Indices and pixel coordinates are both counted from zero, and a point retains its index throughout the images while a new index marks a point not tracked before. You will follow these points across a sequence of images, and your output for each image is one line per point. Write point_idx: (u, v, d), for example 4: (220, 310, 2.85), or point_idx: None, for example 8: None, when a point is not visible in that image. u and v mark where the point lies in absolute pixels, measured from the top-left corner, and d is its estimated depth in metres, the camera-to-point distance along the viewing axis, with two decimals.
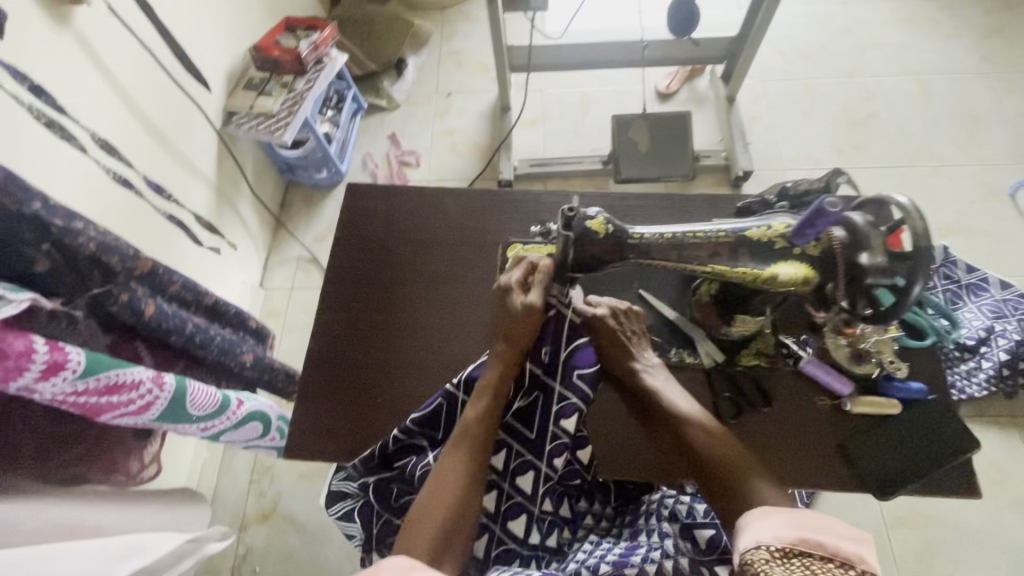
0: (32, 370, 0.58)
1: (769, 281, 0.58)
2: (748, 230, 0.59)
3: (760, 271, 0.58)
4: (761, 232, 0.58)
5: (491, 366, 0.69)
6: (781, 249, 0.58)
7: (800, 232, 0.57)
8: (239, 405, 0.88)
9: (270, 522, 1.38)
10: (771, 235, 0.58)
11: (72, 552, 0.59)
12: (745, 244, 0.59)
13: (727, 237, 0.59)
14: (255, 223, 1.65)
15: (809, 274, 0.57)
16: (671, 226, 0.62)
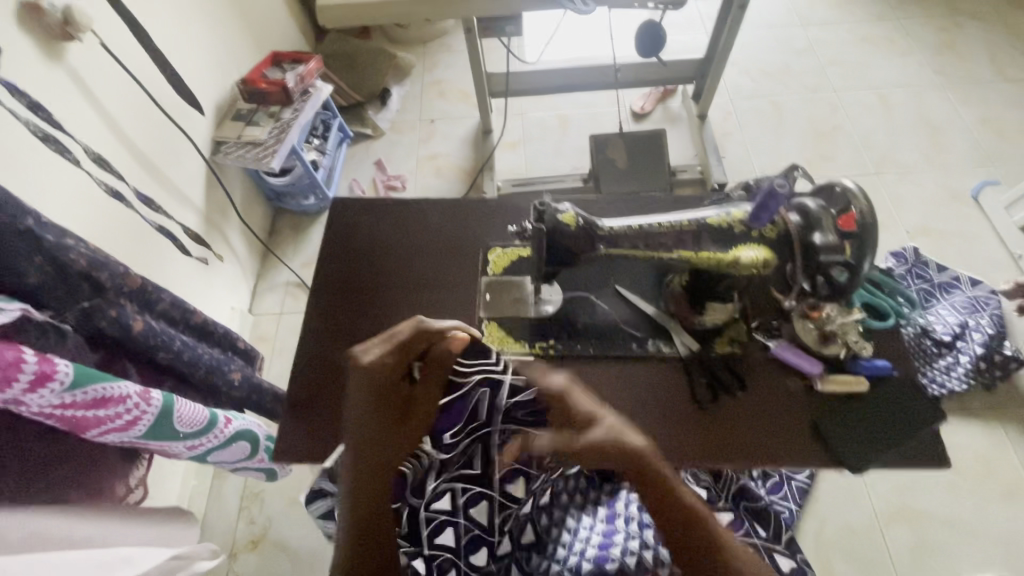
0: (20, 381, 0.57)
1: (733, 264, 0.62)
2: (707, 217, 0.62)
3: (723, 255, 0.61)
4: (721, 218, 0.62)
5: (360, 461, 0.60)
6: (740, 233, 0.61)
7: (758, 213, 0.60)
8: (227, 423, 0.86)
9: (259, 549, 1.35)
10: (730, 220, 0.62)
11: (60, 562, 0.58)
12: (707, 229, 0.62)
13: (690, 224, 0.63)
14: (244, 250, 1.68)
15: (769, 256, 0.61)
16: (639, 218, 0.66)
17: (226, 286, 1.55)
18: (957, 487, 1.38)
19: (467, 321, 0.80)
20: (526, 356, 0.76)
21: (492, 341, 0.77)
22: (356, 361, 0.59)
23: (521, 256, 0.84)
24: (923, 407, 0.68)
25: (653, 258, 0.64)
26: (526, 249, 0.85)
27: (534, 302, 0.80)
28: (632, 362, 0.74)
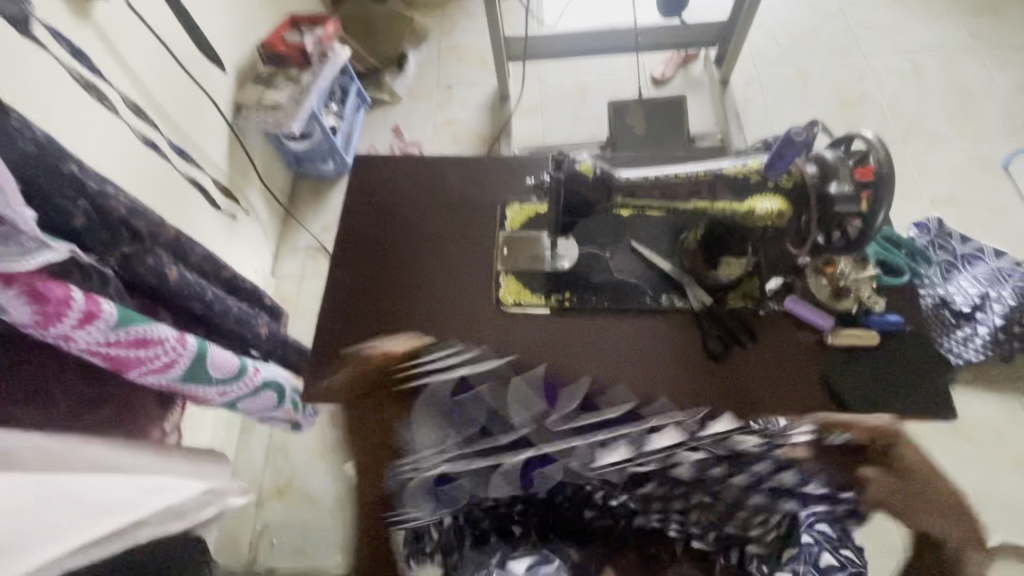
0: (69, 317, 0.60)
1: (748, 216, 0.64)
2: (723, 168, 0.64)
3: (738, 206, 0.63)
4: (737, 168, 0.63)
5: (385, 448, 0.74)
6: (756, 184, 0.63)
7: (774, 159, 0.61)
8: (256, 372, 0.86)
9: (286, 496, 1.46)
10: (747, 170, 0.63)
11: (114, 482, 0.63)
12: (723, 179, 0.64)
13: (706, 175, 0.64)
14: (266, 214, 1.71)
15: (784, 209, 0.63)
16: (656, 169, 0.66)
17: (250, 247, 1.59)
18: (966, 456, 1.39)
19: (485, 277, 0.82)
20: (541, 309, 0.78)
21: (508, 292, 0.80)
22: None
23: (538, 212, 0.86)
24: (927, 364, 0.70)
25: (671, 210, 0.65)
26: (542, 205, 0.87)
27: (550, 257, 0.81)
28: (645, 315, 0.76)
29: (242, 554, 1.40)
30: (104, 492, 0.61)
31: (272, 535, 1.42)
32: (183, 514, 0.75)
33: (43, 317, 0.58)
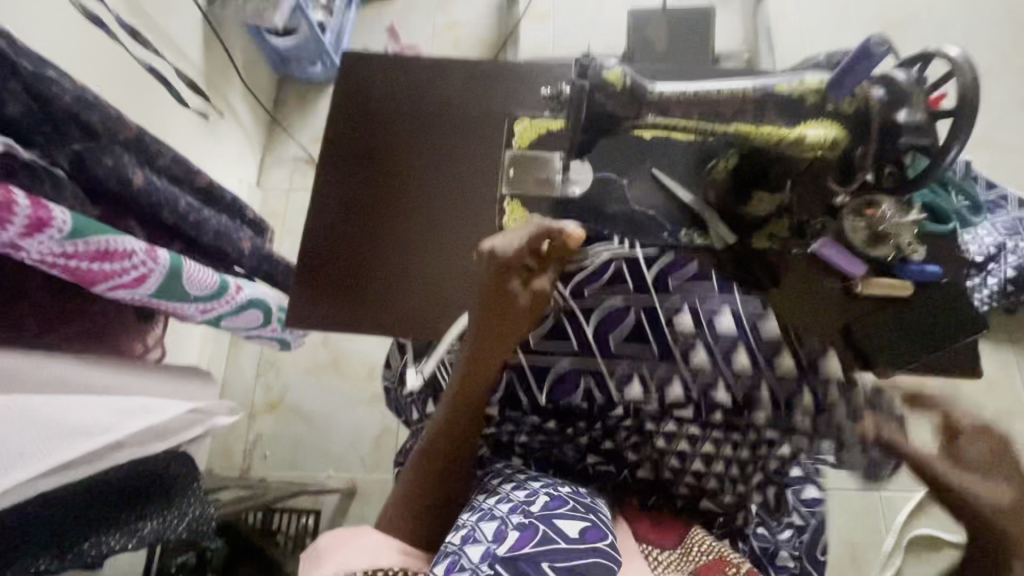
0: (14, 224, 0.52)
1: (797, 142, 0.58)
2: (778, 85, 0.58)
3: (789, 131, 0.58)
4: (793, 86, 0.58)
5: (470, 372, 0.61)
6: (815, 105, 0.58)
7: (837, 82, 0.56)
8: (237, 291, 0.81)
9: (278, 411, 1.47)
10: (803, 89, 0.58)
11: (84, 404, 0.60)
12: (773, 99, 0.58)
13: (752, 93, 0.59)
14: (249, 119, 1.57)
15: (839, 136, 0.58)
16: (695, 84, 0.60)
17: (231, 155, 1.48)
18: None
19: (487, 201, 0.75)
20: None
21: (512, 220, 0.73)
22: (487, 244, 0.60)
23: (551, 130, 0.76)
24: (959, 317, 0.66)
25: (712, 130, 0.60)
26: (558, 122, 0.77)
27: (560, 181, 0.74)
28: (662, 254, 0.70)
29: (235, 466, 1.43)
30: (71, 415, 0.58)
31: (265, 448, 1.44)
32: (170, 434, 0.72)
33: None
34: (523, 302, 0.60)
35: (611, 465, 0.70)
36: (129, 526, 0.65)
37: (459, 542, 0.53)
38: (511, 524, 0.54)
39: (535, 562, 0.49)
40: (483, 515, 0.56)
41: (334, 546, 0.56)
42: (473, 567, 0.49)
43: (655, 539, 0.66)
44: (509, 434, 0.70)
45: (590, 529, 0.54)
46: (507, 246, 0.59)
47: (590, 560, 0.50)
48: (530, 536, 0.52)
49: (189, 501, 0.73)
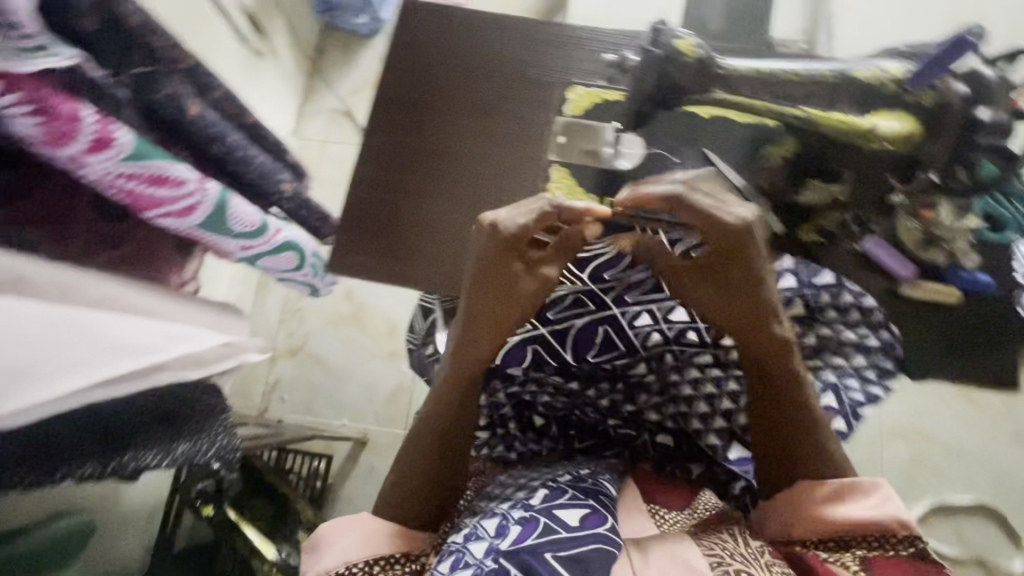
0: (81, 139, 0.53)
1: (868, 133, 0.60)
2: (854, 70, 0.60)
3: (860, 121, 0.59)
4: (872, 74, 0.59)
5: (466, 350, 0.63)
6: (892, 94, 0.59)
7: (918, 73, 0.58)
8: (276, 232, 0.80)
9: (297, 357, 1.51)
10: (883, 78, 0.59)
11: (131, 324, 0.62)
12: (850, 84, 0.60)
13: (830, 77, 0.60)
14: (292, 64, 1.56)
15: (913, 128, 0.60)
16: (767, 62, 0.63)
17: (271, 100, 1.47)
18: (975, 421, 1.36)
19: (533, 166, 0.75)
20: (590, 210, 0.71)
21: (559, 186, 0.73)
22: (491, 221, 0.60)
23: (607, 100, 0.76)
24: (992, 324, 0.67)
25: (778, 112, 0.62)
26: (614, 93, 0.77)
27: (609, 154, 0.73)
28: None
29: (254, 405, 1.48)
30: (118, 334, 0.60)
31: (283, 391, 1.49)
32: (205, 362, 0.74)
33: (52, 134, 0.52)
34: (523, 284, 0.63)
35: (631, 427, 0.71)
36: (164, 444, 0.68)
37: (464, 539, 0.53)
38: (514, 518, 0.54)
39: (539, 554, 0.49)
40: (485, 514, 0.56)
41: (337, 533, 0.61)
42: (477, 563, 0.50)
43: (665, 500, 0.67)
44: (532, 394, 0.69)
45: (591, 515, 0.54)
46: (512, 227, 0.60)
47: (589, 546, 0.50)
48: (532, 529, 0.52)
49: (218, 429, 0.76)
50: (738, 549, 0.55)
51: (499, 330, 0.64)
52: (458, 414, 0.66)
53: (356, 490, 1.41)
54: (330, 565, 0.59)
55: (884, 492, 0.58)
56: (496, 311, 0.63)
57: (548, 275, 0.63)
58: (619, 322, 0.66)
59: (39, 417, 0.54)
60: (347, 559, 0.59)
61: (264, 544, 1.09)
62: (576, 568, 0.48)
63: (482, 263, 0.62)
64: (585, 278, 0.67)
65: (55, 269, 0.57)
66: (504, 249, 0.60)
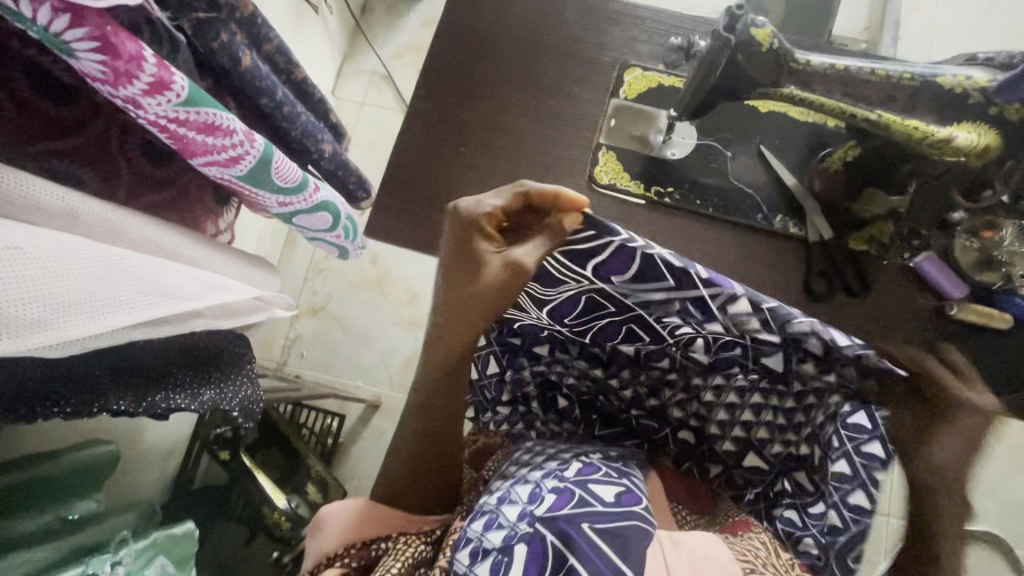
0: (139, 81, 0.53)
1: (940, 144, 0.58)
2: (939, 76, 0.57)
3: (936, 130, 0.57)
4: (957, 80, 0.57)
5: (438, 338, 0.60)
6: (973, 104, 0.57)
7: (1010, 85, 0.54)
8: (315, 190, 0.78)
9: (319, 316, 1.53)
10: (967, 85, 0.57)
11: (169, 267, 0.63)
12: (930, 90, 0.58)
13: (910, 80, 0.58)
14: (337, 22, 1.54)
15: (992, 143, 0.57)
16: (846, 60, 0.59)
17: (314, 57, 1.46)
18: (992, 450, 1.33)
19: (580, 146, 0.74)
20: (636, 199, 0.72)
21: (605, 171, 0.72)
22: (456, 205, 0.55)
23: (663, 85, 0.75)
24: None
25: (848, 113, 0.60)
26: (671, 79, 0.75)
27: (660, 142, 0.73)
28: (748, 234, 0.71)
29: (273, 358, 1.51)
30: (160, 276, 0.60)
31: (302, 348, 1.51)
32: (235, 313, 0.76)
33: (112, 72, 0.51)
34: (489, 272, 0.54)
35: (653, 419, 0.70)
36: (193, 390, 0.69)
37: (496, 501, 0.53)
38: (547, 487, 0.53)
39: (575, 522, 0.49)
40: (517, 480, 0.56)
41: (337, 513, 0.61)
42: (510, 526, 0.50)
43: (683, 501, 0.68)
44: (559, 374, 0.70)
45: (626, 493, 0.53)
46: (475, 206, 0.55)
47: (629, 523, 0.50)
48: (566, 500, 0.51)
49: (243, 380, 0.76)
50: (770, 558, 0.56)
51: (470, 319, 0.57)
52: (453, 406, 0.65)
53: (365, 451, 1.44)
54: (328, 547, 0.58)
55: None
56: (457, 303, 0.56)
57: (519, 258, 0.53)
58: (644, 323, 0.60)
59: (81, 350, 0.55)
60: (344, 539, 0.58)
61: (275, 493, 1.11)
62: (615, 542, 0.48)
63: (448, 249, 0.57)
64: (593, 282, 0.54)
65: (106, 209, 0.59)
66: (470, 231, 0.55)
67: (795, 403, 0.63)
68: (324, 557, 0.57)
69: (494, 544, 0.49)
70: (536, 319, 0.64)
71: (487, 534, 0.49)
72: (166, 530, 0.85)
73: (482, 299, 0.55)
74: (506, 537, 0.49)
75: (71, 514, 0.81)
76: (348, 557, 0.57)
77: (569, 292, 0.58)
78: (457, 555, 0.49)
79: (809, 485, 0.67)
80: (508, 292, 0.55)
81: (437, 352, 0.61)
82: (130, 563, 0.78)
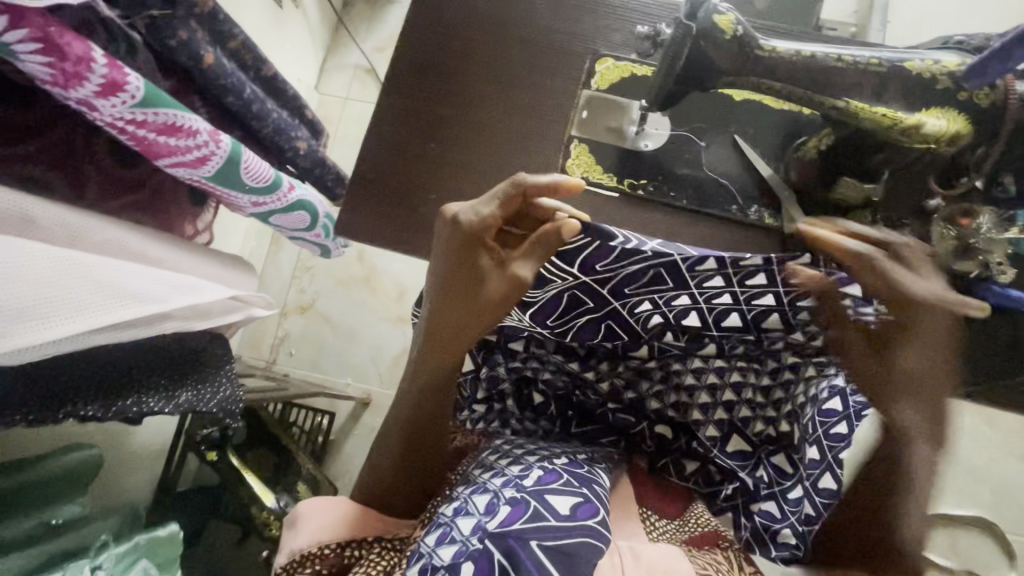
0: (90, 82, 0.51)
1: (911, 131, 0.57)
2: (907, 61, 0.56)
3: (906, 117, 0.56)
4: (925, 66, 0.56)
5: (432, 347, 0.62)
6: (944, 90, 0.56)
7: (976, 71, 0.52)
8: (289, 190, 0.77)
9: (307, 314, 1.52)
10: (935, 70, 0.56)
11: (134, 271, 0.62)
12: (900, 76, 0.57)
13: (879, 66, 0.57)
14: (318, 16, 1.52)
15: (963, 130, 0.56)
16: (811, 46, 0.59)
17: (294, 52, 1.44)
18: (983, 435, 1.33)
19: (554, 139, 0.73)
20: (610, 191, 0.71)
21: (578, 164, 0.71)
22: (456, 215, 0.58)
23: (637, 74, 0.73)
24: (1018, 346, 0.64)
25: (818, 101, 0.59)
26: (644, 69, 0.73)
27: (634, 133, 0.72)
28: (724, 225, 0.70)
29: (262, 356, 1.51)
30: (120, 280, 0.59)
31: (291, 346, 1.51)
32: (210, 314, 0.75)
33: (60, 74, 0.50)
34: (491, 280, 0.59)
35: (630, 413, 0.68)
36: (167, 391, 0.68)
37: (452, 513, 0.53)
38: (504, 497, 0.52)
39: (523, 538, 0.48)
40: (476, 489, 0.55)
41: (313, 515, 0.60)
42: (462, 540, 0.50)
43: (659, 507, 0.67)
44: (534, 371, 0.68)
45: (582, 505, 0.53)
46: (475, 217, 0.58)
47: (576, 539, 0.50)
48: (521, 512, 0.51)
49: (222, 379, 0.76)
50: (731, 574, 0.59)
51: (469, 328, 0.61)
52: (429, 417, 0.64)
53: (355, 449, 1.44)
54: (302, 544, 0.58)
55: None
56: (456, 314, 0.60)
57: (518, 274, 0.58)
58: (616, 315, 0.62)
59: (44, 356, 0.54)
60: (319, 539, 0.58)
61: (264, 493, 1.12)
62: (562, 561, 0.48)
63: (447, 253, 0.59)
64: (579, 274, 0.59)
65: (66, 214, 0.58)
66: (469, 241, 0.58)
67: (772, 381, 0.64)
68: (300, 553, 0.57)
69: (444, 561, 0.49)
70: (517, 320, 0.66)
71: (438, 550, 0.50)
72: (149, 533, 0.85)
73: (486, 308, 0.59)
74: (457, 553, 0.49)
75: (55, 519, 0.81)
76: (320, 560, 0.57)
77: (553, 290, 0.61)
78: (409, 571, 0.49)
79: (787, 470, 0.65)
80: (508, 301, 0.59)
81: (431, 361, 0.63)
82: (110, 568, 0.78)
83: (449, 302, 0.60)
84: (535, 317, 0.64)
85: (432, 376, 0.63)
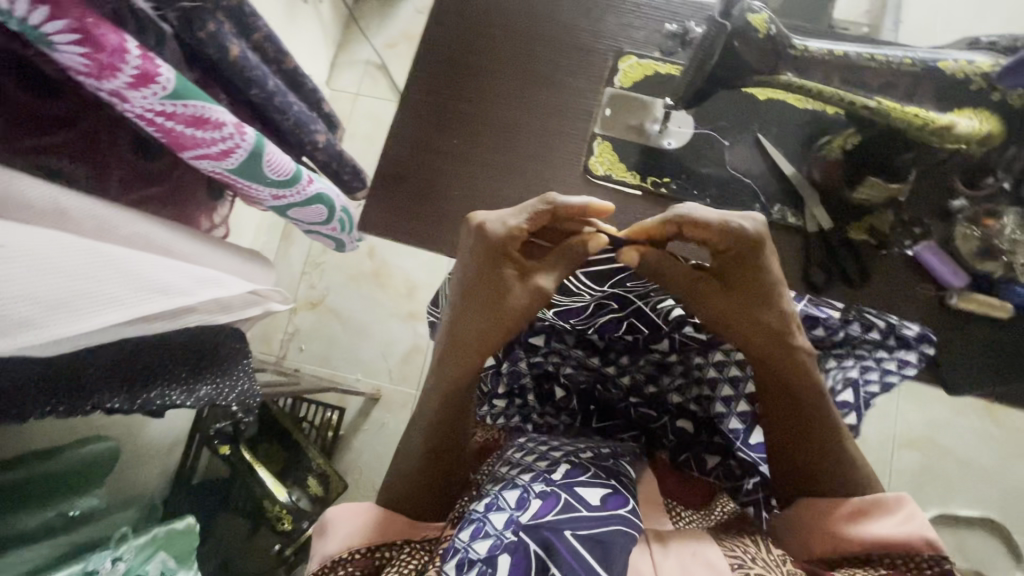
0: (123, 73, 0.52)
1: (944, 132, 0.58)
2: (941, 61, 0.57)
3: (938, 117, 0.57)
4: (960, 65, 0.56)
5: (452, 353, 0.63)
6: (977, 90, 0.57)
7: (1013, 69, 0.54)
8: (309, 183, 0.77)
9: (317, 310, 1.53)
10: (970, 70, 0.56)
11: (162, 264, 0.62)
12: (932, 76, 0.57)
13: (911, 66, 0.58)
14: (330, 11, 1.52)
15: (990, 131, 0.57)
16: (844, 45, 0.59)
17: (306, 47, 1.44)
18: (990, 436, 1.33)
19: (576, 136, 0.73)
20: (633, 189, 0.71)
21: (601, 161, 0.71)
22: (483, 224, 0.59)
23: (661, 73, 0.73)
24: None
25: (849, 100, 0.59)
26: (668, 67, 0.74)
27: (656, 132, 0.72)
28: None
29: (272, 352, 1.51)
30: (152, 274, 0.60)
31: (301, 342, 1.51)
32: (230, 309, 0.75)
33: (94, 66, 0.50)
34: (515, 290, 0.60)
35: (652, 408, 0.68)
36: (188, 385, 0.68)
37: (484, 508, 0.53)
38: (534, 491, 0.53)
39: (558, 531, 0.49)
40: (505, 485, 0.55)
41: (340, 520, 0.60)
42: (496, 534, 0.49)
43: (682, 498, 0.66)
44: (555, 365, 0.68)
45: (612, 496, 0.53)
46: (502, 228, 0.59)
47: (610, 527, 0.50)
48: (552, 504, 0.51)
49: (239, 373, 0.75)
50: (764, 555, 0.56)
51: (489, 337, 0.61)
52: (446, 419, 0.65)
53: (364, 444, 1.44)
54: (332, 550, 0.58)
55: (908, 509, 0.57)
56: (477, 321, 0.61)
57: (541, 286, 0.60)
58: (637, 311, 0.64)
59: (72, 347, 0.54)
60: (348, 545, 0.58)
61: (277, 487, 1.12)
62: (597, 550, 0.48)
63: (471, 263, 0.61)
64: (606, 287, 0.63)
65: (95, 205, 0.58)
66: (495, 251, 0.60)
67: None
68: (329, 560, 0.58)
69: (480, 554, 0.48)
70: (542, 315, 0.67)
71: (473, 544, 0.49)
72: (166, 525, 0.85)
73: (507, 318, 0.60)
74: (492, 547, 0.48)
75: (71, 512, 0.81)
76: (352, 564, 0.58)
77: (584, 302, 0.64)
78: (446, 566, 0.49)
79: None
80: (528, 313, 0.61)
81: (449, 367, 0.63)
82: (130, 560, 0.78)
83: (471, 309, 0.61)
84: (558, 313, 0.65)
85: (453, 379, 0.63)
